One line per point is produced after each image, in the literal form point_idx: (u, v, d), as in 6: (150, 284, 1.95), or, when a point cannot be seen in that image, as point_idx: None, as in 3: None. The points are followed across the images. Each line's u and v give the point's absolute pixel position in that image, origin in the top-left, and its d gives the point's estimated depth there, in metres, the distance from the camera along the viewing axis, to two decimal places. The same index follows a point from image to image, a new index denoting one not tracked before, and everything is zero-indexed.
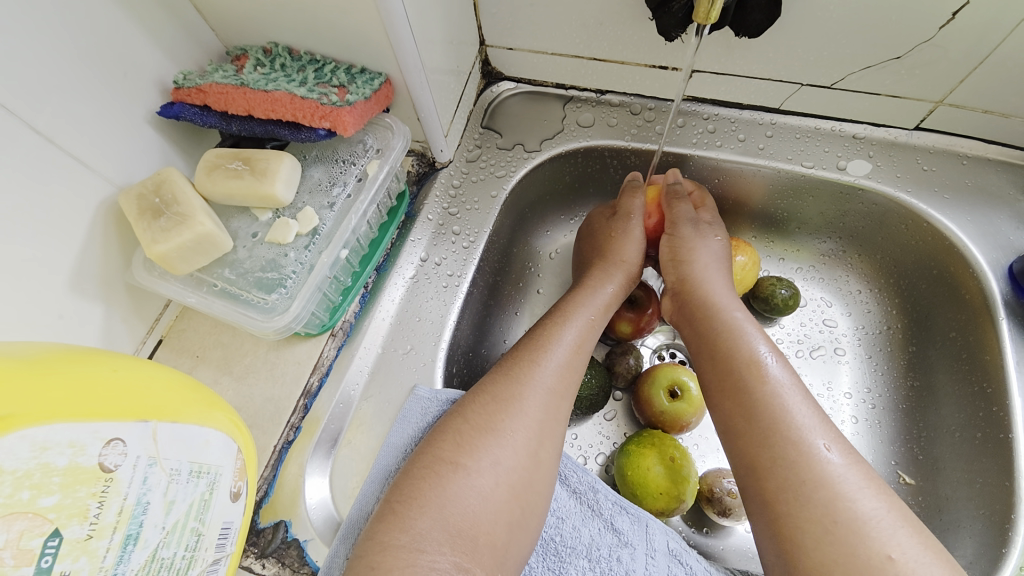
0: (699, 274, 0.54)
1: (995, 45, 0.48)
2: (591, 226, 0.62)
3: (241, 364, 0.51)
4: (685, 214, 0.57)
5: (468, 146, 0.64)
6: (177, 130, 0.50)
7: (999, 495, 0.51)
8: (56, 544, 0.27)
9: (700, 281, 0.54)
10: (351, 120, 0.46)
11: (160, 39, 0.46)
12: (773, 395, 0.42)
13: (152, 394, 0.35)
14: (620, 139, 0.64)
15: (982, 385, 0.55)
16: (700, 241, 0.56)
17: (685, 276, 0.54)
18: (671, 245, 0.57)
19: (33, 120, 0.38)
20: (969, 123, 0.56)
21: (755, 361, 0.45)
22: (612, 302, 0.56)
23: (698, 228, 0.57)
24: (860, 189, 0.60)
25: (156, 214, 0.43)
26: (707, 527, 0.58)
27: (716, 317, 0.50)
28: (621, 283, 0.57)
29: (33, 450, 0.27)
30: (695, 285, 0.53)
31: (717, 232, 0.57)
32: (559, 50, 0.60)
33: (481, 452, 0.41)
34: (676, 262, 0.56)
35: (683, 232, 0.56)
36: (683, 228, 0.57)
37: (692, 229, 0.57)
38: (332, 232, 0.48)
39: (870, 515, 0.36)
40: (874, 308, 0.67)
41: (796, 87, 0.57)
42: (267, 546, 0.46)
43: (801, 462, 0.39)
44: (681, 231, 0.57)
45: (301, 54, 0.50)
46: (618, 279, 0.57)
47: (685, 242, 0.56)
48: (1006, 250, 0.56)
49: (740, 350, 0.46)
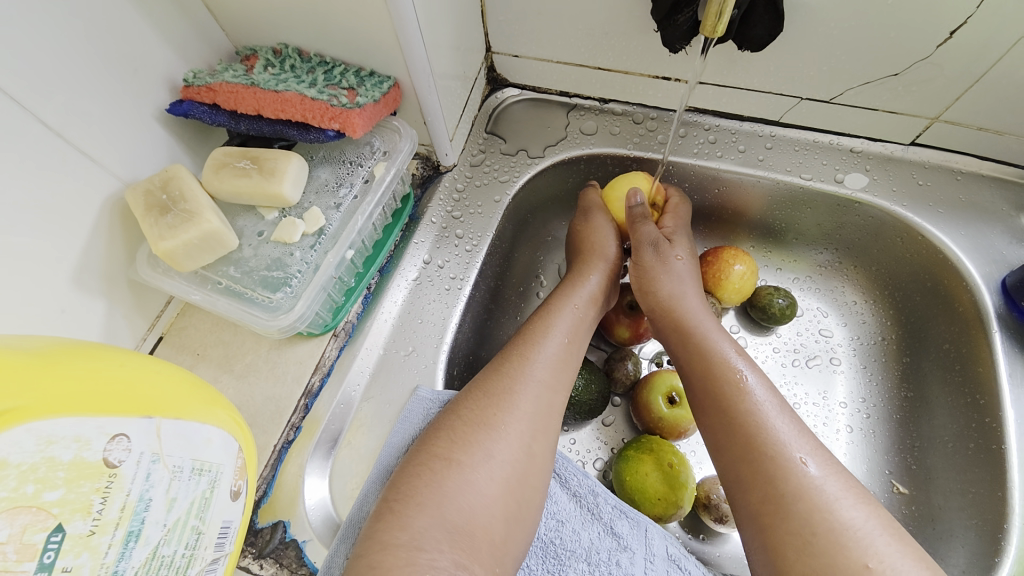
0: (674, 299, 0.53)
1: (991, 64, 0.49)
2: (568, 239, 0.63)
3: (243, 362, 0.50)
4: (646, 235, 0.56)
5: (472, 150, 0.65)
6: (185, 128, 0.50)
7: (991, 506, 0.52)
8: (58, 539, 0.27)
9: (670, 306, 0.53)
10: (360, 122, 0.46)
11: (172, 38, 0.46)
12: (750, 412, 0.43)
13: (158, 390, 0.35)
14: (622, 147, 0.65)
15: (974, 397, 0.56)
16: (664, 267, 0.55)
17: (654, 303, 0.54)
18: (638, 273, 0.56)
19: (43, 113, 0.38)
20: (963, 140, 0.58)
21: (732, 379, 0.45)
22: (598, 295, 0.56)
23: (660, 250, 0.56)
24: (856, 202, 0.62)
25: (163, 211, 0.43)
26: (703, 534, 0.59)
27: (691, 334, 0.50)
28: (603, 281, 0.56)
29: (38, 444, 0.26)
30: (668, 310, 0.53)
31: (678, 249, 0.57)
32: (565, 59, 0.61)
33: (475, 446, 0.41)
34: (644, 290, 0.55)
35: (644, 258, 0.55)
36: (644, 253, 0.56)
37: (653, 255, 0.55)
38: (339, 232, 0.48)
39: (849, 524, 0.36)
40: (868, 319, 0.68)
41: (795, 101, 0.59)
42: (265, 546, 0.45)
43: (780, 474, 0.39)
44: (643, 256, 0.56)
45: (311, 56, 0.50)
46: (602, 270, 0.57)
47: (645, 270, 0.55)
48: (999, 264, 0.57)
49: (717, 366, 0.46)
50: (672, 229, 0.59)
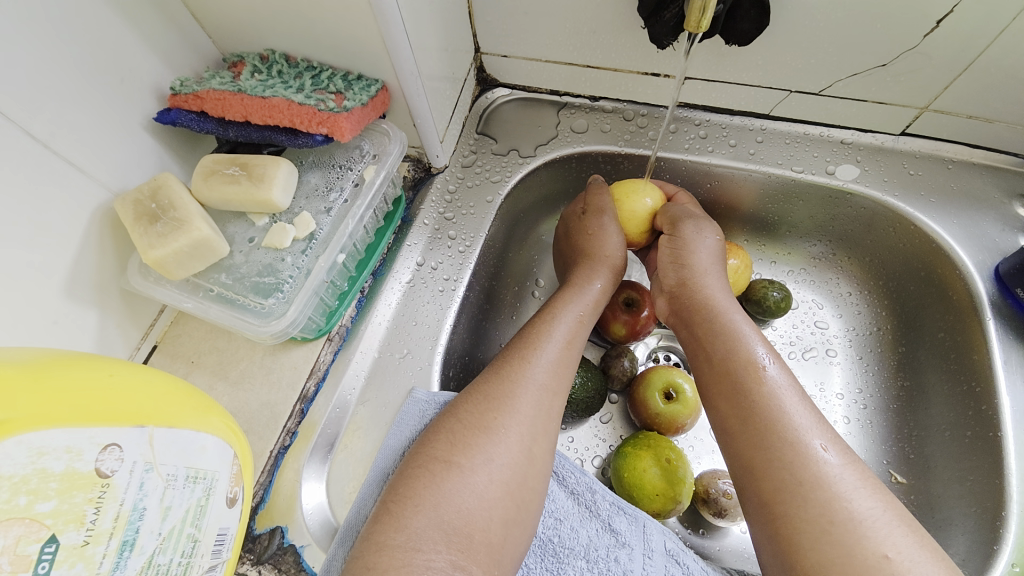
0: (699, 276, 0.53)
1: (980, 52, 0.49)
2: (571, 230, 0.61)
3: (237, 369, 0.50)
4: (682, 212, 0.57)
5: (463, 151, 0.65)
6: (173, 136, 0.50)
7: (989, 493, 0.51)
8: (52, 550, 0.27)
9: (698, 284, 0.53)
10: (349, 126, 0.46)
11: (157, 46, 0.46)
12: (771, 395, 0.43)
13: (149, 399, 0.35)
14: (613, 144, 0.64)
15: (970, 385, 0.56)
16: (699, 243, 0.55)
17: (683, 282, 0.54)
18: (673, 246, 0.56)
19: (29, 125, 0.38)
20: (953, 128, 0.58)
21: (754, 363, 0.45)
22: (602, 298, 0.56)
23: (699, 226, 0.56)
24: (848, 193, 0.62)
25: (153, 220, 0.43)
26: (703, 529, 0.59)
27: (713, 316, 0.50)
28: (609, 281, 0.57)
29: (29, 456, 0.26)
30: (694, 289, 0.53)
31: (715, 231, 0.57)
32: (553, 58, 0.61)
33: (474, 449, 0.41)
34: (675, 266, 0.55)
35: (683, 232, 0.56)
36: (684, 228, 0.56)
37: (692, 230, 0.56)
38: (329, 236, 0.48)
39: (865, 514, 0.36)
40: (864, 310, 0.68)
41: (785, 93, 0.59)
42: (264, 552, 0.45)
43: (800, 461, 0.39)
44: (684, 229, 0.56)
45: (298, 61, 0.50)
46: (605, 274, 0.57)
47: (679, 244, 0.55)
48: (992, 252, 0.57)
49: (739, 352, 0.46)
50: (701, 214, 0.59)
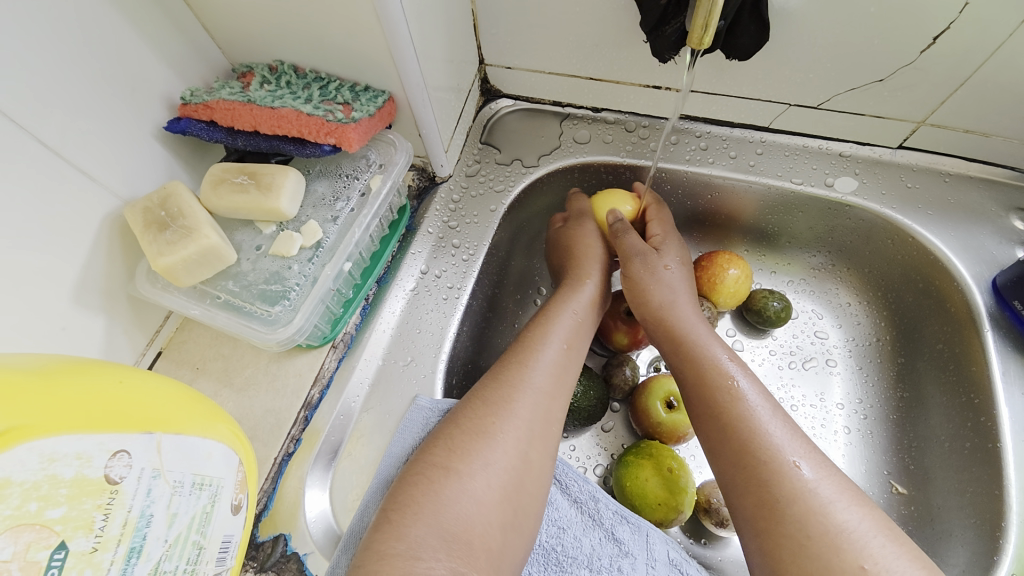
0: (665, 305, 0.54)
1: (975, 68, 0.50)
2: (553, 243, 0.62)
3: (242, 376, 0.51)
4: (632, 247, 0.56)
5: (467, 161, 0.65)
6: (183, 144, 0.50)
7: (988, 504, 0.52)
8: (62, 556, 0.27)
9: (663, 315, 0.54)
10: (356, 136, 0.47)
11: (169, 57, 0.47)
12: (744, 416, 0.43)
13: (157, 405, 0.35)
14: (615, 155, 0.65)
15: (969, 397, 0.56)
16: (653, 277, 0.55)
17: (648, 312, 0.54)
18: (627, 284, 0.56)
19: (42, 134, 0.38)
20: (950, 143, 0.59)
21: (725, 384, 0.45)
22: (597, 298, 0.56)
23: (648, 262, 0.56)
24: (846, 205, 0.63)
25: (162, 227, 0.43)
26: (705, 538, 0.59)
27: (683, 342, 0.51)
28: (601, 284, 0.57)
29: (40, 462, 0.27)
30: (660, 317, 0.54)
31: (666, 258, 0.57)
32: (557, 70, 0.62)
33: (473, 454, 0.41)
34: (636, 300, 0.55)
35: (633, 269, 0.55)
36: (634, 264, 0.56)
37: (641, 265, 0.55)
38: (336, 245, 0.49)
39: (844, 526, 0.37)
40: (863, 320, 0.68)
41: (784, 107, 0.60)
42: (267, 559, 0.45)
43: (775, 477, 0.39)
44: (632, 267, 0.56)
45: (307, 72, 0.51)
46: (598, 274, 0.57)
47: (636, 282, 0.55)
48: (989, 264, 0.58)
49: (711, 372, 0.47)
50: (661, 236, 0.60)
